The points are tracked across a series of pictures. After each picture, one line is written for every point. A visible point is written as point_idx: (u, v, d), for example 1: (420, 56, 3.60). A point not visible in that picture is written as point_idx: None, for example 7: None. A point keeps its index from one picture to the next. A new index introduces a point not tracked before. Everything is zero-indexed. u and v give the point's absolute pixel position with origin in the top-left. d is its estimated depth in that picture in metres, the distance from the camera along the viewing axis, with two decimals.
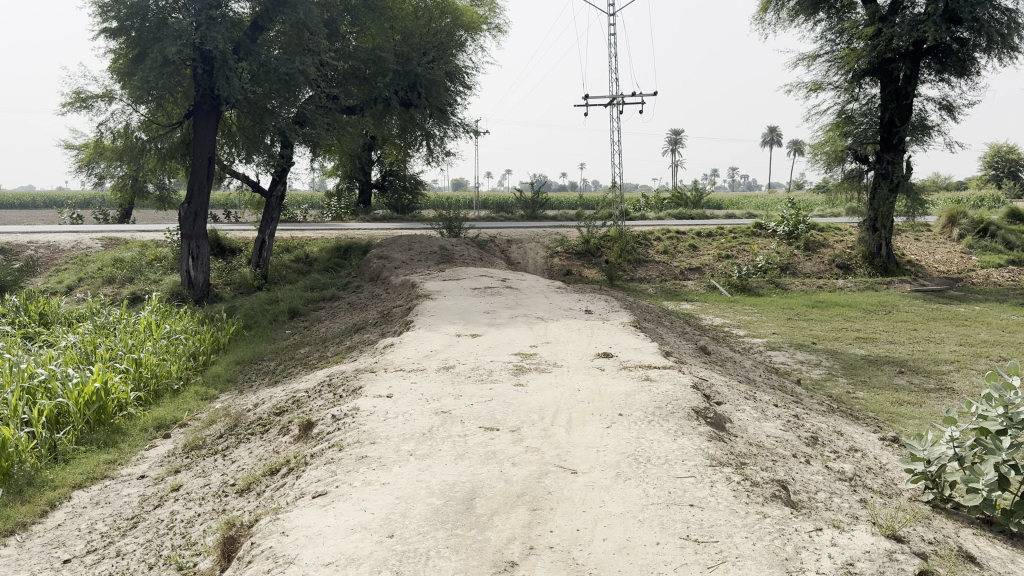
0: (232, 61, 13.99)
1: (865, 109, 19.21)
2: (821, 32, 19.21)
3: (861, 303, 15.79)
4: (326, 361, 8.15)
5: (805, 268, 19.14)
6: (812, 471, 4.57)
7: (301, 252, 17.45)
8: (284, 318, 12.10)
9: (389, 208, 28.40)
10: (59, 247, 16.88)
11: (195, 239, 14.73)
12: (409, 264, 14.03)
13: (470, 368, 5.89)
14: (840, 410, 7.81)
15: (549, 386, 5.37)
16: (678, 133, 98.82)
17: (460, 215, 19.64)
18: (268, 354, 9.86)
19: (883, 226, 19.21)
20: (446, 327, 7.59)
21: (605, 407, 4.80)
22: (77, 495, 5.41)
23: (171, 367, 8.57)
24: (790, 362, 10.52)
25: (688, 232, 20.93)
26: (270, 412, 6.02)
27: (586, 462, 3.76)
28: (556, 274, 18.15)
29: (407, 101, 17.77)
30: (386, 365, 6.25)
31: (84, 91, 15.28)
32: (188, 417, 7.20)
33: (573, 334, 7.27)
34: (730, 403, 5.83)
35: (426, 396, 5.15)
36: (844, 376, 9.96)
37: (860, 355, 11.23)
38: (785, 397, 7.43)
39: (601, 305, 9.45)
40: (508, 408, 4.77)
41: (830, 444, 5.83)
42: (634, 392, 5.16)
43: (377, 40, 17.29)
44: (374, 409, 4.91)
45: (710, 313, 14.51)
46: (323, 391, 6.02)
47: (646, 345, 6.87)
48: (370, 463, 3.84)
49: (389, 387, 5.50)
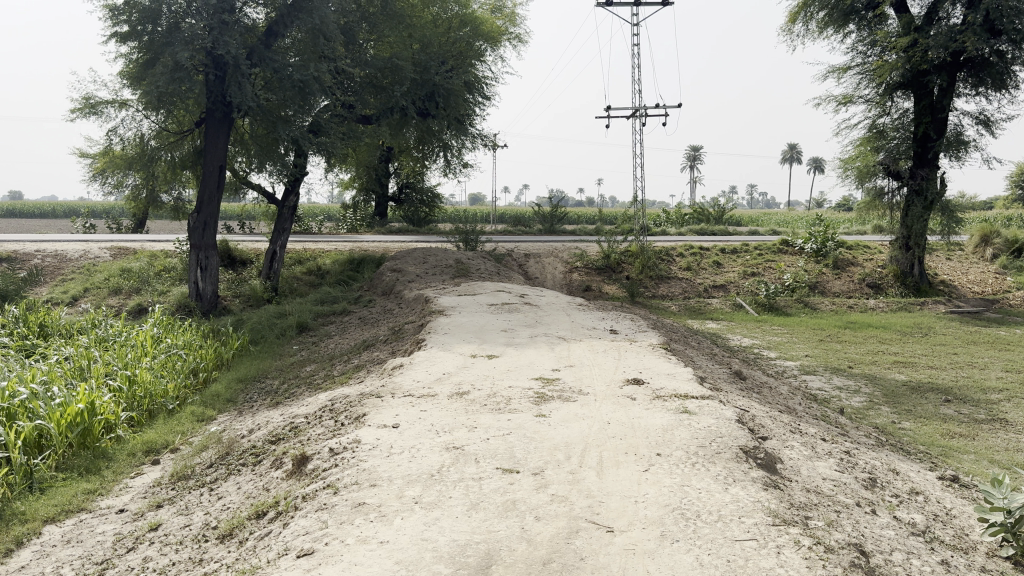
0: (245, 66, 13.55)
1: (897, 124, 18.46)
2: (852, 44, 18.55)
3: (895, 325, 15.06)
4: (330, 382, 7.58)
5: (834, 286, 18.46)
6: (881, 525, 3.95)
7: (313, 264, 16.97)
8: (292, 333, 11.56)
9: (405, 221, 27.93)
10: (67, 256, 16.51)
11: (203, 249, 14.26)
12: (423, 277, 13.51)
13: (487, 395, 5.30)
14: (888, 444, 7.12)
15: (575, 417, 4.77)
16: (696, 148, 98.09)
17: (478, 228, 19.12)
18: (272, 371, 9.32)
19: (916, 244, 18.50)
20: (460, 347, 6.99)
21: (641, 444, 4.20)
22: (49, 531, 4.86)
23: (168, 385, 8.04)
24: (828, 388, 9.84)
25: (712, 248, 20.30)
26: (264, 440, 5.46)
27: (623, 518, 3.17)
28: (575, 289, 17.58)
29: (424, 111, 17.28)
30: (393, 390, 5.66)
31: (94, 97, 14.94)
32: (181, 441, 6.67)
33: (599, 357, 6.67)
34: (776, 440, 5.23)
35: (436, 428, 4.57)
36: (886, 404, 9.26)
37: (901, 382, 10.52)
38: (830, 429, 6.79)
39: (627, 323, 8.85)
40: (530, 445, 4.17)
41: (889, 486, 5.18)
42: (673, 426, 4.55)
43: (395, 48, 16.81)
44: (377, 442, 4.33)
45: (737, 333, 13.87)
46: (324, 418, 5.45)
47: (679, 371, 6.25)
48: (369, 513, 3.26)
49: (396, 415, 4.92)
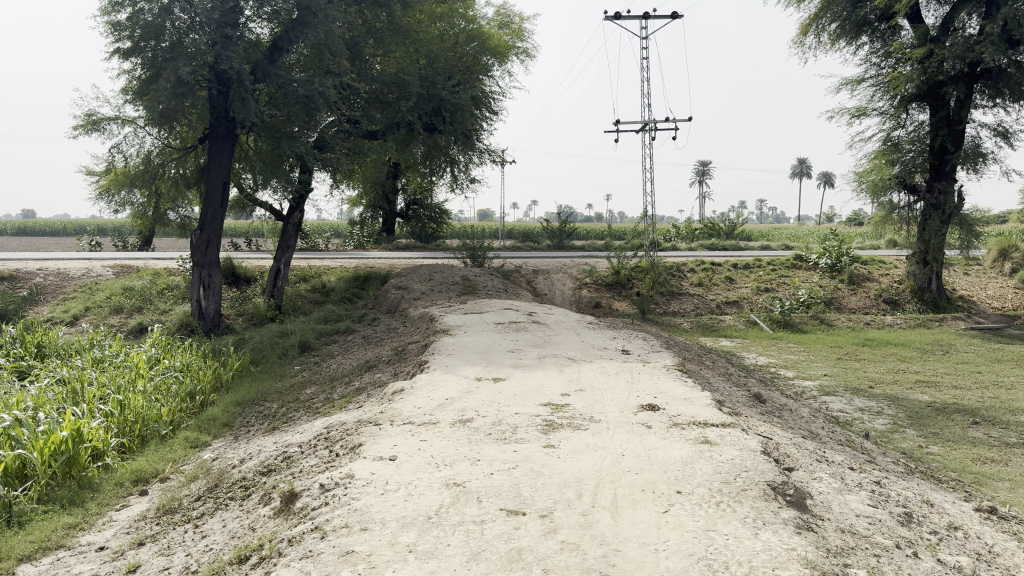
0: (249, 82, 13.32)
1: (913, 136, 18.10)
2: (864, 56, 18.24)
3: (914, 342, 14.63)
4: (330, 406, 7.26)
5: (849, 302, 18.07)
6: (927, 571, 3.58)
7: (318, 281, 16.70)
8: (294, 352, 11.26)
9: (412, 237, 27.68)
10: (69, 275, 16.29)
11: (206, 267, 14.00)
12: (429, 295, 13.21)
13: (492, 423, 4.95)
14: (918, 471, 6.72)
15: (587, 448, 4.42)
16: (704, 163, 98.07)
17: (485, 244, 18.83)
18: (272, 393, 9.00)
19: (934, 258, 18.09)
20: (465, 370, 6.65)
21: (658, 480, 3.86)
22: (23, 571, 4.54)
23: (161, 409, 7.73)
24: (849, 410, 9.43)
25: (724, 263, 19.93)
26: (255, 472, 5.13)
27: (642, 570, 2.83)
28: (585, 306, 17.23)
29: (431, 126, 17.03)
30: (392, 417, 5.32)
31: (96, 113, 14.77)
32: (171, 469, 6.36)
33: (611, 380, 6.31)
34: (802, 472, 4.87)
35: (436, 460, 4.23)
36: (911, 427, 8.84)
37: (925, 403, 10.09)
38: (856, 456, 6.40)
39: (640, 343, 8.50)
40: (537, 481, 3.82)
41: (926, 522, 4.80)
42: (693, 458, 4.21)
43: (401, 63, 16.59)
44: (371, 478, 3.99)
45: (752, 351, 13.48)
46: (318, 448, 5.11)
47: (696, 395, 5.89)
48: (357, 564, 2.93)
49: (394, 446, 4.58)
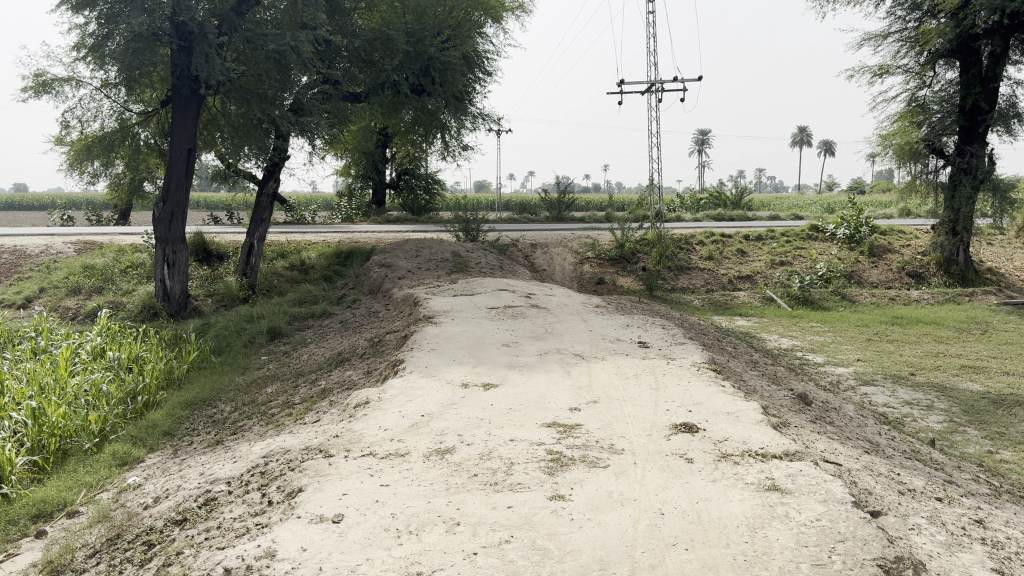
0: (214, 35, 11.83)
1: (941, 96, 16.67)
2: (889, 9, 16.75)
3: (948, 320, 13.38)
4: (288, 413, 5.99)
5: (870, 276, 16.84)
6: None
7: (297, 257, 15.38)
8: (262, 340, 9.99)
9: (405, 209, 26.28)
10: (26, 252, 14.95)
11: (170, 243, 12.70)
12: (416, 274, 11.91)
13: (478, 457, 3.69)
14: (1006, 491, 5.49)
15: (610, 499, 3.17)
16: (704, 132, 95.42)
17: (479, 216, 17.47)
18: (228, 392, 7.72)
19: (964, 229, 16.77)
20: (448, 372, 5.38)
21: (721, 565, 2.63)
22: None
23: (87, 417, 6.42)
24: (896, 404, 8.19)
25: (735, 235, 18.59)
26: (166, 520, 3.88)
27: None
28: (587, 283, 15.94)
29: (418, 88, 15.55)
30: (349, 444, 4.05)
31: (47, 74, 13.31)
32: (84, 498, 5.11)
33: (630, 386, 5.04)
34: (895, 519, 3.62)
35: (398, 525, 2.98)
36: (972, 425, 7.57)
37: (979, 394, 8.81)
38: (934, 477, 5.16)
39: (659, 332, 7.22)
40: (544, 569, 2.58)
41: None
42: (762, 521, 2.96)
43: (386, 17, 15.12)
44: (299, 559, 2.74)
45: (773, 333, 12.22)
46: (249, 491, 3.83)
47: (741, 407, 4.63)
48: None
49: (344, 496, 3.32)
